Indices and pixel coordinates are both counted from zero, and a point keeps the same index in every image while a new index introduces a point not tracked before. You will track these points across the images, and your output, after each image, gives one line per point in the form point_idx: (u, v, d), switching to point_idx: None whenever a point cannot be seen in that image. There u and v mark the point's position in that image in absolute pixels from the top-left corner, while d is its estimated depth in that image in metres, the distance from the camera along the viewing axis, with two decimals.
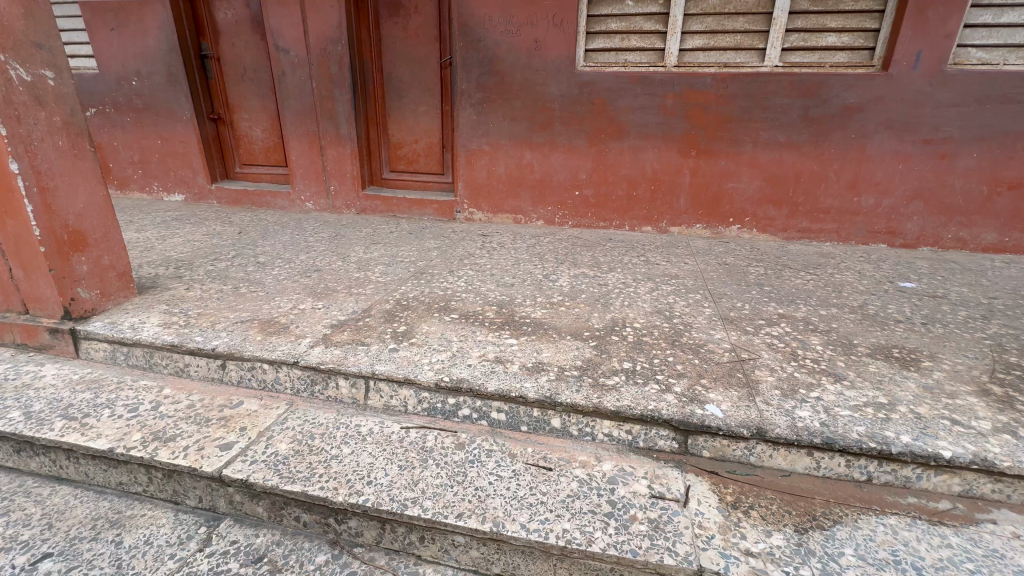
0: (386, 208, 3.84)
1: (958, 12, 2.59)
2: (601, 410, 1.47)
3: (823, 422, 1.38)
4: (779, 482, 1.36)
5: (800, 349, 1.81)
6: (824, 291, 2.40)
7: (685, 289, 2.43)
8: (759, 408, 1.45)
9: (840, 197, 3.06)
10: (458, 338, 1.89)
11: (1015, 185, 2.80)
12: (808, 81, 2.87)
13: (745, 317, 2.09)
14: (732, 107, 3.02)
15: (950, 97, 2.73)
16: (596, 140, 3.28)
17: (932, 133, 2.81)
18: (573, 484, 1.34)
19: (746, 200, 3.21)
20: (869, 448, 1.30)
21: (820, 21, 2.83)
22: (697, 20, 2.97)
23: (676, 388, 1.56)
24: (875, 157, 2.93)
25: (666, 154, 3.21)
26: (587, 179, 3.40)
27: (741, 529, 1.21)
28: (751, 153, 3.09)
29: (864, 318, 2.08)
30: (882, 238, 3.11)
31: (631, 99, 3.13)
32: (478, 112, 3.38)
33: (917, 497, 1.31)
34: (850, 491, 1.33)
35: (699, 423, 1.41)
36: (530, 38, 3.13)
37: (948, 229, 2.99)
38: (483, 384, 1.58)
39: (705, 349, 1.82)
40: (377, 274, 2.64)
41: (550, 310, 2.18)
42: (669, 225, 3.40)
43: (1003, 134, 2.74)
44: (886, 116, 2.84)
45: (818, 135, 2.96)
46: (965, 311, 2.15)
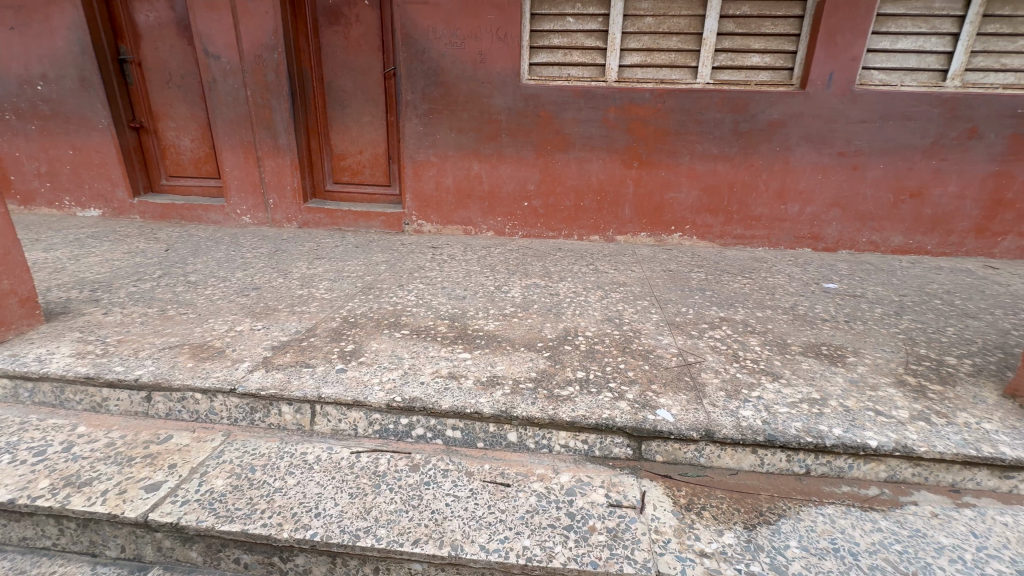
0: (330, 221, 3.71)
1: (861, 39, 2.87)
2: (557, 422, 1.48)
3: (764, 420, 1.46)
4: (728, 481, 1.41)
5: (741, 350, 1.90)
6: (759, 293, 2.55)
7: (633, 296, 2.50)
8: (707, 410, 1.51)
9: (769, 205, 3.28)
10: (410, 355, 1.84)
11: (915, 193, 3.12)
12: (737, 97, 3.07)
13: (691, 322, 2.18)
14: (669, 120, 3.17)
15: (859, 114, 3.01)
16: (543, 151, 3.34)
17: (845, 147, 3.08)
18: (532, 499, 1.33)
19: (685, 209, 3.37)
20: (806, 442, 1.38)
21: (745, 42, 3.04)
22: (634, 38, 3.11)
23: (628, 395, 1.59)
24: (798, 168, 3.17)
25: (610, 165, 3.32)
26: (536, 189, 3.44)
27: (694, 530, 1.24)
28: (689, 164, 3.25)
29: (795, 319, 2.23)
30: (807, 242, 3.35)
31: (575, 112, 3.21)
32: (425, 123, 3.35)
33: (850, 486, 1.39)
34: (791, 484, 1.40)
35: (652, 428, 1.44)
36: (475, 50, 3.15)
37: (863, 233, 3.27)
38: (437, 401, 1.54)
39: (655, 355, 1.87)
40: (322, 290, 2.52)
41: (503, 322, 2.17)
42: (615, 234, 3.50)
43: (904, 148, 3.04)
44: (806, 130, 3.08)
45: (747, 148, 3.16)
46: (881, 308, 2.36)
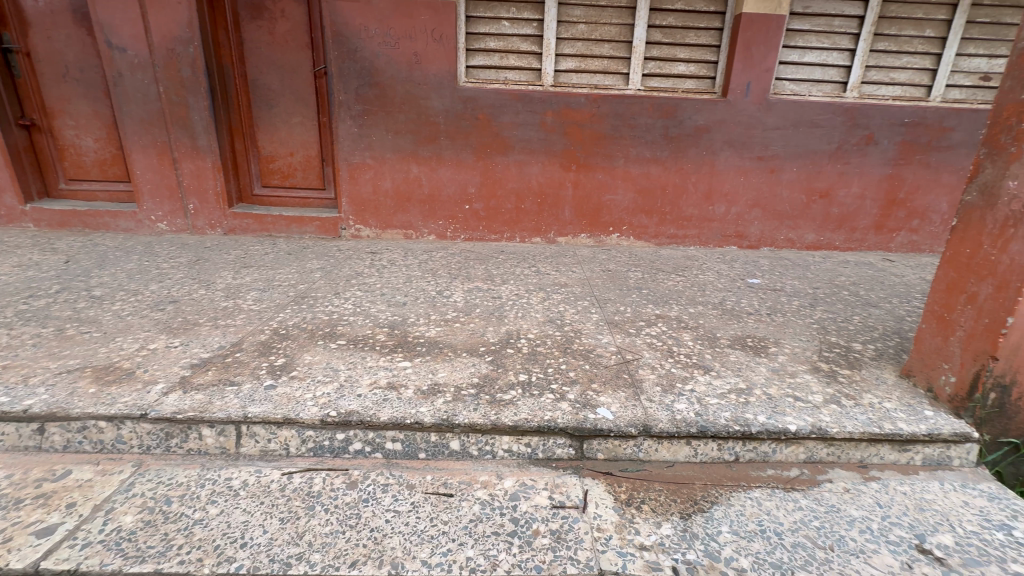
0: (259, 228, 3.49)
1: (773, 52, 3.10)
2: (499, 427, 1.47)
3: (696, 412, 1.53)
4: (665, 473, 1.46)
5: (675, 345, 1.99)
6: (691, 290, 2.68)
7: (573, 297, 2.54)
8: (644, 406, 1.56)
9: (698, 206, 3.47)
10: (346, 366, 1.76)
11: (824, 194, 3.41)
12: (666, 104, 3.21)
13: (628, 320, 2.25)
14: (604, 125, 3.26)
15: (774, 121, 3.25)
16: (482, 154, 3.33)
17: (763, 151, 3.31)
18: (475, 507, 1.31)
19: (622, 210, 3.48)
20: (734, 430, 1.46)
21: (671, 51, 3.20)
22: (568, 44, 3.18)
23: (570, 395, 1.61)
24: (723, 171, 3.37)
25: (549, 168, 3.37)
26: (476, 192, 3.43)
27: (635, 524, 1.27)
28: (624, 167, 3.36)
29: (724, 313, 2.36)
30: (733, 241, 3.57)
31: (513, 115, 3.23)
32: (359, 125, 3.23)
33: (775, 468, 1.48)
34: (722, 472, 1.47)
35: (592, 427, 1.47)
36: (409, 51, 3.08)
37: (781, 231, 3.53)
38: (375, 414, 1.49)
39: (595, 354, 1.92)
40: (250, 301, 2.37)
41: (445, 327, 2.13)
42: (556, 235, 3.56)
43: (813, 153, 3.31)
44: (729, 136, 3.28)
45: (676, 152, 3.32)
46: (797, 300, 2.55)
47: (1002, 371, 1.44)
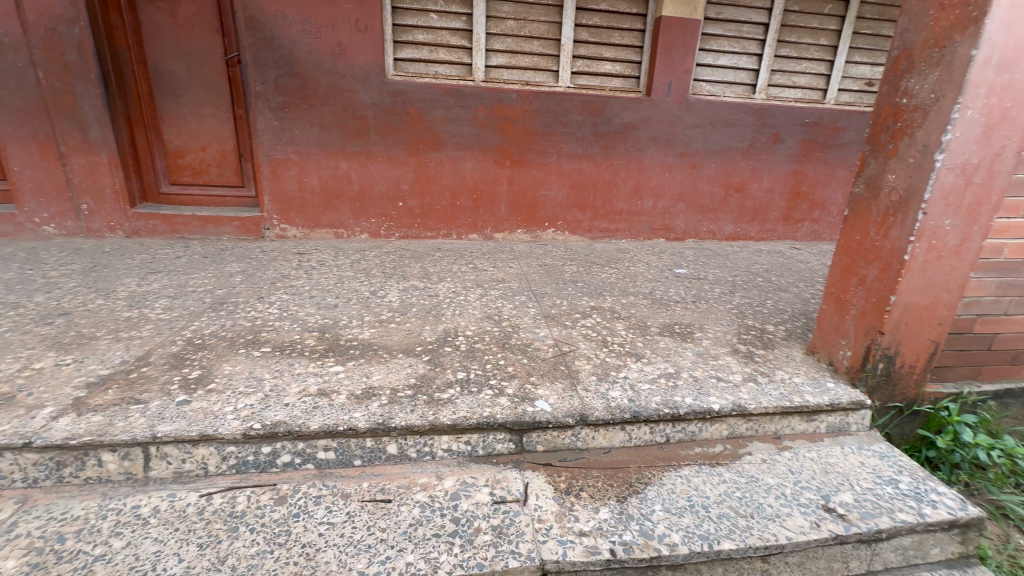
0: (169, 230, 3.19)
1: (691, 54, 3.28)
2: (437, 427, 1.44)
3: (630, 398, 1.59)
4: (602, 460, 1.50)
5: (609, 335, 2.05)
6: (623, 282, 2.78)
7: (511, 292, 2.55)
8: (580, 396, 1.59)
9: (628, 201, 3.61)
10: (271, 375, 1.65)
11: (740, 188, 3.67)
12: (595, 101, 3.31)
13: (564, 313, 2.29)
14: (536, 121, 3.30)
15: (693, 120, 3.44)
16: (414, 150, 3.25)
17: (685, 148, 3.51)
18: (415, 511, 1.28)
19: (556, 206, 3.54)
20: (664, 413, 1.53)
21: (598, 50, 3.29)
22: (498, 39, 3.18)
23: (508, 390, 1.62)
24: (650, 167, 3.52)
25: (483, 164, 3.35)
26: (410, 189, 3.34)
27: (574, 512, 1.30)
28: (557, 163, 3.42)
29: (653, 302, 2.47)
30: (661, 234, 3.75)
31: (444, 110, 3.18)
32: (280, 118, 3.04)
33: (701, 446, 1.58)
34: (655, 453, 1.54)
35: (531, 420, 1.48)
36: (332, 41, 2.94)
37: (703, 224, 3.76)
38: (304, 423, 1.40)
39: (532, 347, 1.94)
40: (158, 310, 2.15)
41: (379, 328, 2.06)
42: (493, 231, 3.56)
43: (729, 150, 3.55)
44: (653, 133, 3.44)
45: (606, 148, 3.43)
46: (719, 288, 2.73)
47: (888, 344, 1.62)
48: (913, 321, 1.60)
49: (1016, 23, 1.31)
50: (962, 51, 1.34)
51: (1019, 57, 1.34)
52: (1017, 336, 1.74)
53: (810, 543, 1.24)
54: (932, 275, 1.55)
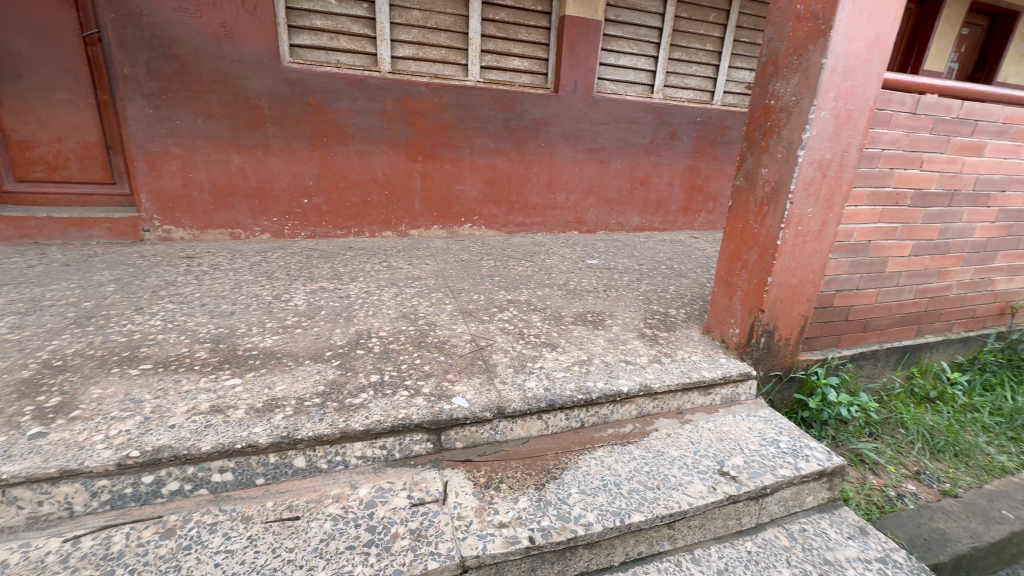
0: (18, 234, 2.73)
1: (594, 53, 3.41)
2: (349, 434, 1.37)
3: (545, 387, 1.63)
4: (521, 450, 1.53)
5: (525, 327, 2.09)
6: (539, 274, 2.85)
7: (427, 290, 2.50)
8: (498, 389, 1.60)
9: (542, 195, 3.69)
10: (153, 395, 1.47)
11: (643, 182, 3.91)
12: (505, 96, 3.32)
13: (481, 308, 2.30)
14: (447, 115, 3.24)
15: (599, 117, 3.60)
16: (318, 143, 3.06)
17: (593, 144, 3.65)
18: (326, 525, 1.21)
19: (472, 201, 3.53)
20: (578, 399, 1.59)
21: (506, 46, 3.32)
22: (404, 29, 3.08)
23: (425, 389, 1.58)
24: (561, 162, 3.63)
25: (394, 159, 3.24)
26: (315, 185, 3.14)
27: (494, 504, 1.30)
28: (470, 158, 3.40)
29: (567, 293, 2.56)
30: (574, 226, 3.89)
31: (349, 101, 3.02)
32: (156, 106, 2.71)
33: (613, 427, 1.66)
34: (571, 438, 1.59)
35: (448, 418, 1.46)
36: (215, 22, 2.67)
37: (612, 216, 3.96)
38: (194, 445, 1.26)
39: (449, 344, 1.92)
40: (4, 329, 1.82)
41: (284, 335, 1.92)
42: (408, 228, 3.46)
43: (632, 146, 3.76)
44: (563, 129, 3.54)
45: (518, 143, 3.47)
46: (627, 276, 2.89)
47: (767, 320, 1.81)
48: (787, 298, 1.81)
49: (855, 37, 1.51)
50: (815, 60, 1.53)
51: (858, 66, 1.55)
52: (867, 307, 2.03)
53: (708, 506, 1.35)
54: (799, 257, 1.76)
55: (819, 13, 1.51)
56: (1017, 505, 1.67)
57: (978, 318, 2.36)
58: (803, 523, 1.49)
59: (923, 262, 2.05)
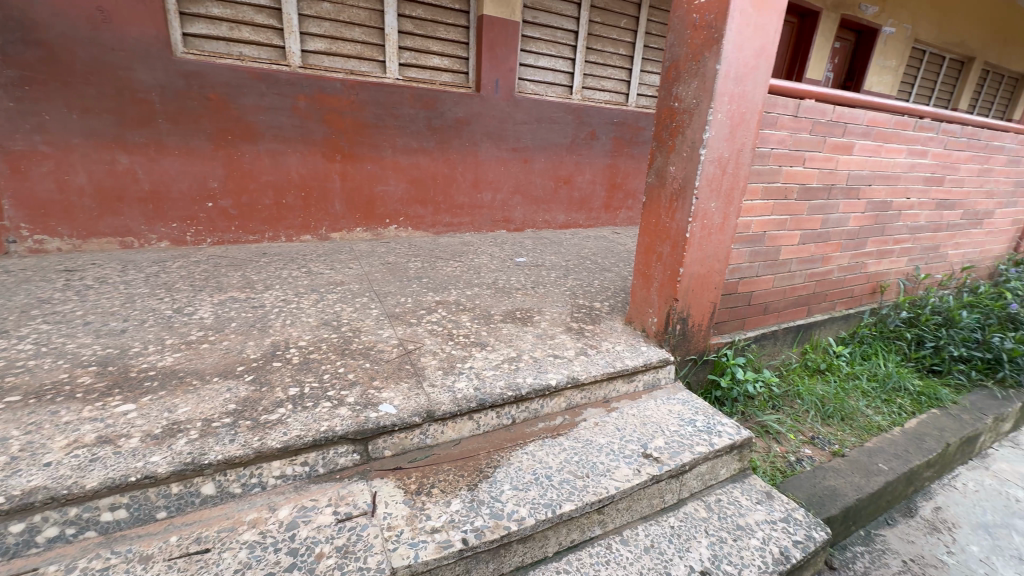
0: None
1: (513, 54, 3.45)
2: (264, 453, 1.27)
3: (475, 387, 1.62)
4: (453, 452, 1.51)
5: (454, 328, 2.07)
6: (467, 274, 2.83)
7: (350, 295, 2.40)
8: (427, 393, 1.57)
9: (468, 195, 3.67)
10: (23, 431, 1.27)
11: (567, 181, 4.03)
12: (426, 95, 3.26)
13: (409, 311, 2.24)
14: (365, 113, 3.12)
15: (521, 117, 3.64)
16: (221, 142, 2.82)
17: (517, 144, 3.70)
18: (242, 554, 1.11)
19: (396, 202, 3.43)
20: (508, 397, 1.60)
21: (425, 43, 3.26)
22: (314, 22, 2.92)
23: (349, 399, 1.51)
24: (486, 161, 3.63)
25: (309, 158, 3.07)
26: (221, 187, 2.90)
27: (426, 510, 1.27)
28: (392, 158, 3.30)
29: (496, 291, 2.57)
30: (502, 225, 3.92)
31: (256, 97, 2.82)
32: (18, 98, 2.36)
33: (544, 421, 1.69)
34: (503, 435, 1.60)
35: (375, 426, 1.40)
36: (90, 5, 2.37)
37: (539, 215, 4.04)
38: (76, 483, 1.12)
39: (375, 350, 1.85)
40: None
41: (186, 352, 1.75)
42: (329, 231, 3.30)
43: (554, 146, 3.85)
44: (486, 128, 3.55)
45: (442, 143, 3.42)
46: (554, 272, 2.96)
47: (681, 308, 1.93)
48: (698, 287, 1.95)
49: (743, 45, 1.65)
50: (711, 65, 1.65)
51: (747, 72, 1.70)
52: (765, 292, 2.24)
53: (633, 488, 1.42)
54: (706, 248, 1.89)
55: (712, 22, 1.63)
56: (890, 458, 1.92)
57: (856, 297, 2.68)
58: (718, 494, 1.61)
59: (809, 249, 2.29)
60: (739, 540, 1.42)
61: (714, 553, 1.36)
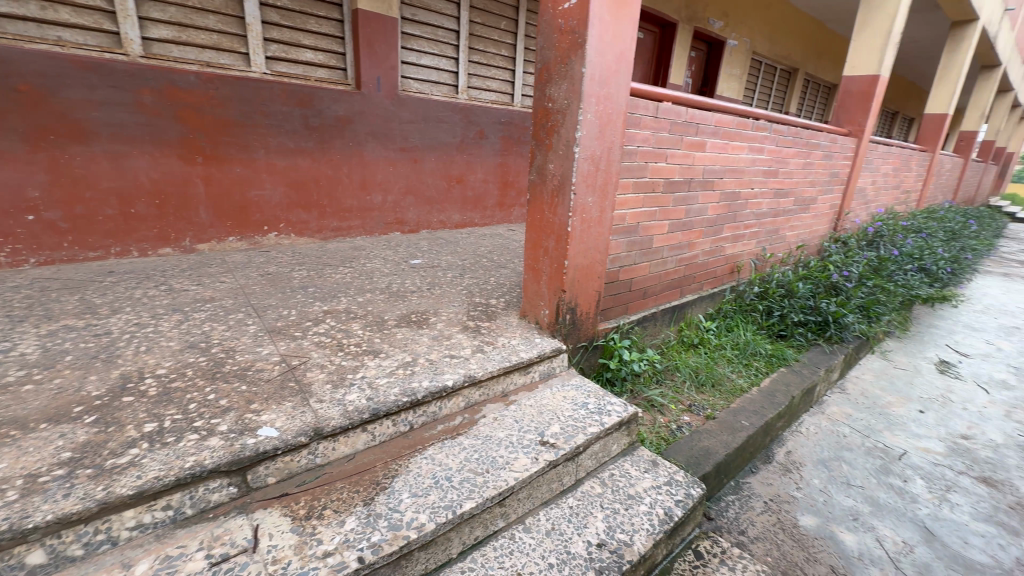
0: None
1: (393, 51, 3.35)
2: (112, 503, 1.10)
3: (368, 397, 1.54)
4: (346, 468, 1.43)
5: (344, 338, 1.96)
6: (359, 280, 2.71)
7: (222, 312, 2.16)
8: (314, 409, 1.47)
9: (356, 197, 3.50)
10: None
11: (460, 180, 4.02)
12: (299, 91, 3.04)
13: (293, 324, 2.08)
14: (229, 110, 2.83)
15: (407, 115, 3.56)
16: (41, 143, 2.37)
17: (404, 143, 3.60)
18: None
19: (274, 207, 3.16)
20: (404, 403, 1.55)
21: (294, 36, 3.03)
22: (156, 6, 2.57)
23: (221, 427, 1.36)
24: (373, 161, 3.49)
25: (162, 160, 2.70)
26: (45, 196, 2.44)
27: (317, 535, 1.19)
28: (266, 159, 3.03)
29: (390, 295, 2.49)
30: (395, 227, 3.80)
31: (85, 90, 2.41)
32: None
33: (443, 423, 1.68)
34: (401, 444, 1.56)
35: (252, 453, 1.28)
36: None
37: (433, 215, 3.98)
38: None
39: (253, 370, 1.69)
40: None
41: (2, 397, 1.44)
42: (194, 242, 2.94)
43: (444, 145, 3.83)
44: (370, 127, 3.40)
45: (322, 143, 3.22)
46: (451, 272, 2.95)
47: (569, 298, 2.03)
48: (583, 277, 2.06)
49: (604, 51, 1.77)
50: (577, 68, 1.75)
51: (610, 76, 1.83)
52: (644, 278, 2.44)
53: (532, 476, 1.47)
54: (587, 241, 2.01)
55: (576, 27, 1.73)
56: (750, 414, 2.21)
57: (718, 277, 3.04)
58: (612, 469, 1.73)
59: (678, 237, 2.55)
60: (630, 508, 1.54)
61: (608, 525, 1.46)
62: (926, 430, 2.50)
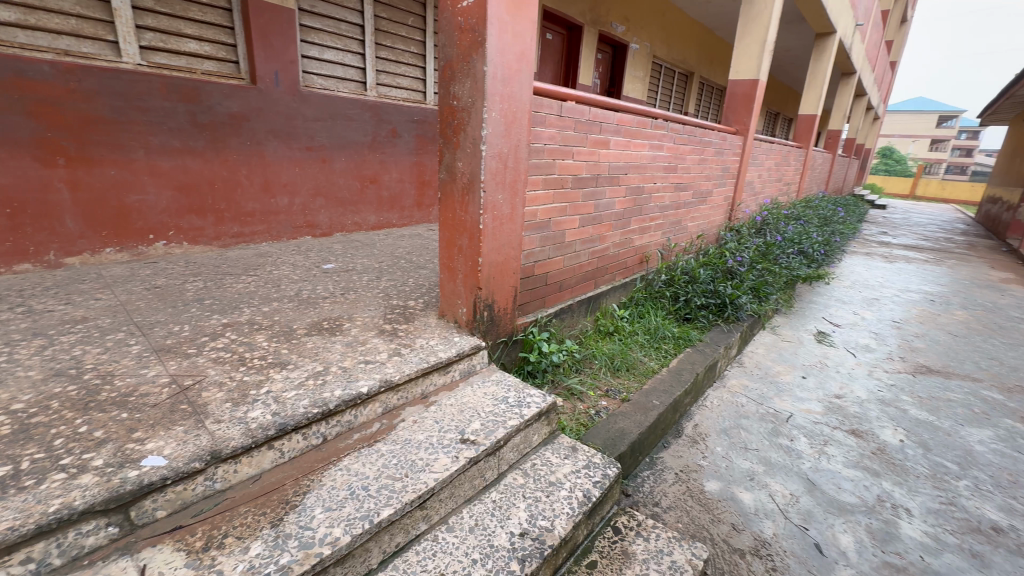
0: None
1: (291, 43, 3.15)
2: None
3: (273, 413, 1.45)
4: (251, 491, 1.33)
5: (246, 352, 1.82)
6: (265, 288, 2.53)
7: (98, 333, 1.92)
8: (210, 432, 1.35)
9: (258, 199, 3.26)
10: None
11: (373, 180, 3.89)
12: (183, 86, 2.77)
13: (185, 341, 1.89)
14: (97, 105, 2.51)
15: (311, 113, 3.37)
16: None
17: (310, 142, 3.41)
18: None
19: (161, 213, 2.85)
20: (314, 415, 1.47)
21: (173, 23, 2.75)
22: None
23: (95, 462, 1.21)
24: (275, 161, 3.26)
25: (12, 162, 2.33)
26: None
27: (216, 566, 1.10)
28: (147, 160, 2.73)
29: (299, 303, 2.35)
30: (305, 231, 3.59)
31: None
32: None
33: (360, 431, 1.62)
34: (313, 458, 1.48)
35: (135, 487, 1.15)
36: None
37: (347, 217, 3.82)
38: None
39: (137, 395, 1.52)
40: None
41: None
42: (61, 256, 2.57)
43: (354, 144, 3.68)
44: (270, 125, 3.18)
45: (214, 142, 2.95)
46: (367, 275, 2.85)
47: (485, 295, 2.05)
48: (498, 274, 2.08)
49: (505, 50, 1.80)
50: (479, 66, 1.76)
51: (512, 75, 1.86)
52: (558, 271, 2.53)
53: (453, 474, 1.46)
54: (500, 238, 2.03)
55: (475, 26, 1.74)
56: (661, 394, 2.37)
57: (629, 267, 3.23)
58: (534, 459, 1.77)
59: (588, 231, 2.66)
60: (551, 495, 1.59)
61: (531, 513, 1.50)
62: (808, 394, 2.83)
